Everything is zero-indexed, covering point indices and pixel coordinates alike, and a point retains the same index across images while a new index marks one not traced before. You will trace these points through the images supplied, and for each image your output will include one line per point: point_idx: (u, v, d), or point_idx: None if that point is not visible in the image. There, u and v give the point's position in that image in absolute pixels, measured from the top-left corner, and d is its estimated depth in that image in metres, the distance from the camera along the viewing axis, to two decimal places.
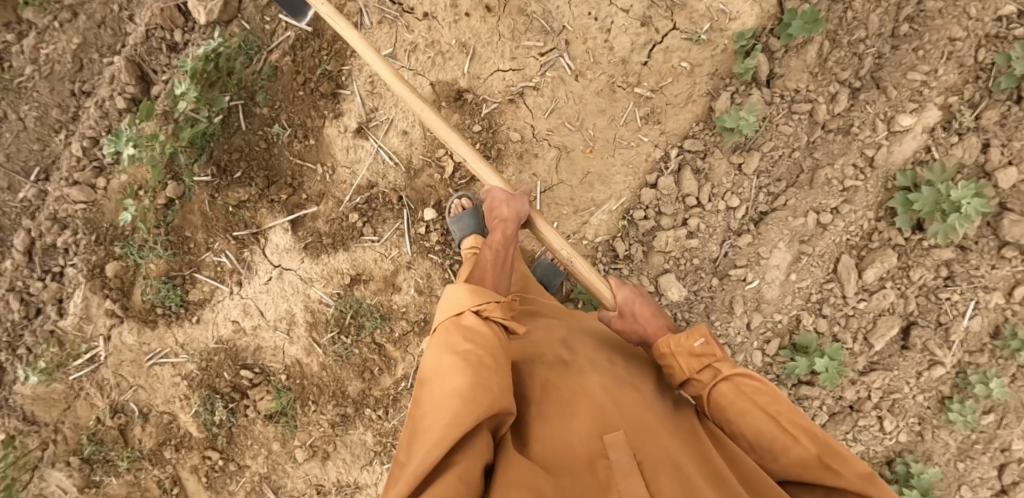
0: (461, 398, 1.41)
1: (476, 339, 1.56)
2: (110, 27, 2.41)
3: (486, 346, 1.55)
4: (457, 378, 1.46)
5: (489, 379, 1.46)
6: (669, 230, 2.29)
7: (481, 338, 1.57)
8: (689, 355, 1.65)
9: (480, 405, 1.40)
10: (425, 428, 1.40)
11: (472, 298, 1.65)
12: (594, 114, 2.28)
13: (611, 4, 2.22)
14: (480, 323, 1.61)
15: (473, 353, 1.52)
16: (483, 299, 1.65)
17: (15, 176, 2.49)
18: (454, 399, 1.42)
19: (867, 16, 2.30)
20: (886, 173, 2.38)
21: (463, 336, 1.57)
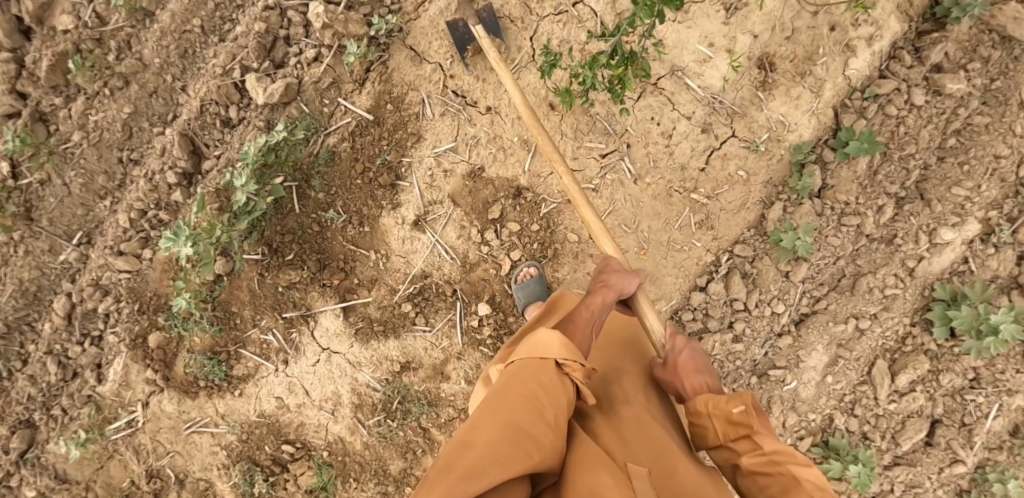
0: (516, 446, 1.35)
1: (549, 389, 1.49)
2: (162, 97, 2.35)
3: (556, 401, 1.47)
4: (518, 424, 1.40)
5: (547, 439, 1.40)
6: (716, 334, 2.34)
7: (553, 389, 1.50)
8: (726, 420, 1.57)
9: (530, 456, 1.35)
10: (467, 451, 1.33)
11: (562, 349, 1.57)
12: (651, 217, 2.32)
13: (673, 110, 2.28)
14: (559, 379, 1.53)
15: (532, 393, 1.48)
16: (571, 354, 1.57)
17: (58, 238, 2.44)
18: (511, 451, 1.34)
19: (918, 132, 2.36)
20: (924, 282, 2.46)
21: (540, 384, 1.49)
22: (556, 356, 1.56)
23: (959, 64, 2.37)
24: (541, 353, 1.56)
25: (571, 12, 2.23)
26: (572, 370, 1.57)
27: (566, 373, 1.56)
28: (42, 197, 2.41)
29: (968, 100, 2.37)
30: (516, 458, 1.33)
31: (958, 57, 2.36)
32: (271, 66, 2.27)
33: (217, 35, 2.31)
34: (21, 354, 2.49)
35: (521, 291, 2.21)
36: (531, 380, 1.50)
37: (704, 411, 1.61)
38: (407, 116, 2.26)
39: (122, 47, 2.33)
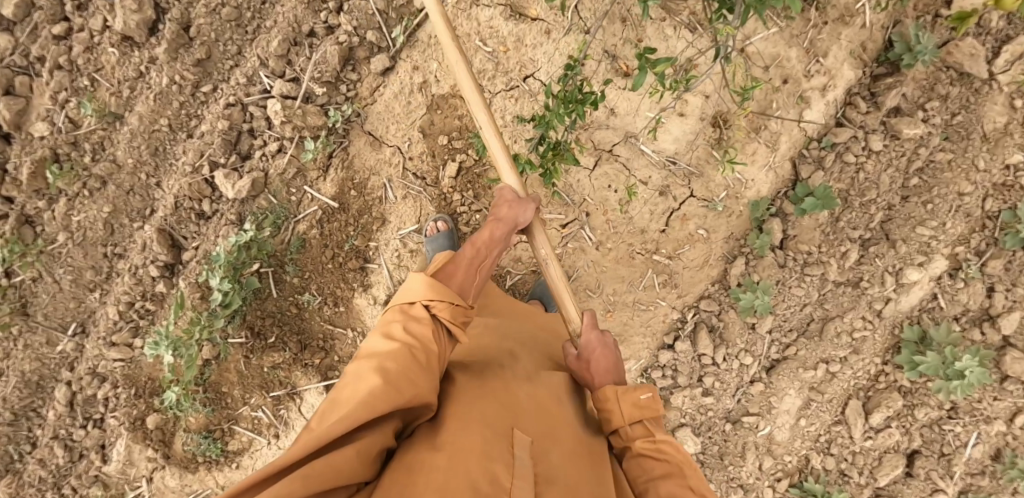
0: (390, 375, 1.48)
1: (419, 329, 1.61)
2: (138, 193, 2.44)
3: (423, 341, 1.57)
4: (385, 357, 1.51)
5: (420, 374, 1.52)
6: (685, 389, 2.41)
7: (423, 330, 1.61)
8: (633, 405, 1.71)
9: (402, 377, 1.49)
10: (347, 393, 1.45)
11: (429, 291, 1.67)
12: (615, 280, 2.38)
13: (630, 175, 2.32)
14: (428, 321, 1.63)
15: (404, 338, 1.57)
16: (438, 296, 1.66)
17: (54, 330, 2.54)
18: (386, 378, 1.46)
19: (878, 177, 2.37)
20: (895, 321, 2.47)
21: (412, 323, 1.62)
22: (421, 300, 1.66)
23: (918, 104, 2.36)
24: (411, 298, 1.67)
25: (522, 87, 2.32)
26: (440, 311, 1.66)
27: (433, 314, 1.66)
28: (35, 293, 2.51)
29: (927, 139, 2.36)
30: (386, 385, 1.45)
31: (916, 97, 2.36)
32: (238, 160, 2.36)
33: (185, 131, 2.40)
34: (30, 437, 2.59)
35: (431, 245, 2.27)
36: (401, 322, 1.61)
37: (611, 397, 1.73)
38: (371, 200, 2.36)
39: (97, 148, 2.42)
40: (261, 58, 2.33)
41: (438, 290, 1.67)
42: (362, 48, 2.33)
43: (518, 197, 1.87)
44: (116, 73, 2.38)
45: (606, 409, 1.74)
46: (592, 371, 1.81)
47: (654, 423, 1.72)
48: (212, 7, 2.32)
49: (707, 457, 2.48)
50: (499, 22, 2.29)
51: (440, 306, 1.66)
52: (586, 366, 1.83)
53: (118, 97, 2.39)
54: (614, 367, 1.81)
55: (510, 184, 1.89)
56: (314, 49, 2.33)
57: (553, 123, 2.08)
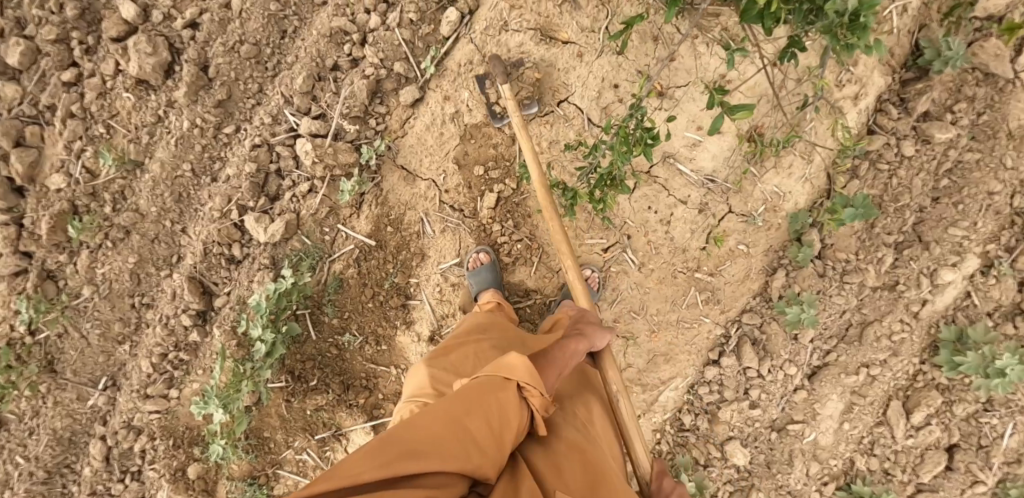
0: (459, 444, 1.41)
1: (502, 406, 1.52)
2: (164, 241, 2.36)
3: (505, 423, 1.50)
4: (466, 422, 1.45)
5: (489, 449, 1.44)
6: (733, 403, 2.43)
7: (508, 411, 1.52)
8: None
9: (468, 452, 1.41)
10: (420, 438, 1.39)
11: (527, 372, 1.59)
12: (659, 301, 2.39)
13: (669, 195, 2.33)
14: (516, 401, 1.55)
15: (487, 407, 1.50)
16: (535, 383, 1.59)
17: (84, 386, 2.46)
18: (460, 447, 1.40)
19: (911, 181, 2.39)
20: (931, 321, 2.49)
21: (499, 396, 1.54)
22: (517, 379, 1.57)
23: (945, 107, 2.37)
24: (507, 373, 1.59)
25: (557, 111, 2.30)
26: (530, 397, 1.59)
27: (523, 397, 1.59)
28: (62, 349, 2.43)
29: (956, 141, 2.37)
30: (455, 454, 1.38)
31: (944, 101, 2.37)
32: (267, 202, 2.30)
33: (209, 174, 2.32)
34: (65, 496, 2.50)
35: (474, 279, 2.25)
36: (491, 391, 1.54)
37: None
38: (408, 235, 2.32)
39: (118, 198, 2.34)
40: (286, 96, 2.26)
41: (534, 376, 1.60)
42: (389, 79, 2.27)
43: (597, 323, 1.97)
44: (133, 119, 2.29)
45: None
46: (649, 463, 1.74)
47: None
48: (230, 45, 2.24)
49: (755, 466, 2.49)
50: (530, 46, 2.25)
51: (532, 392, 1.59)
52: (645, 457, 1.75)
53: (136, 143, 2.30)
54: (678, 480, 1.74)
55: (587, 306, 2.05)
56: (339, 83, 2.27)
57: (618, 163, 2.00)
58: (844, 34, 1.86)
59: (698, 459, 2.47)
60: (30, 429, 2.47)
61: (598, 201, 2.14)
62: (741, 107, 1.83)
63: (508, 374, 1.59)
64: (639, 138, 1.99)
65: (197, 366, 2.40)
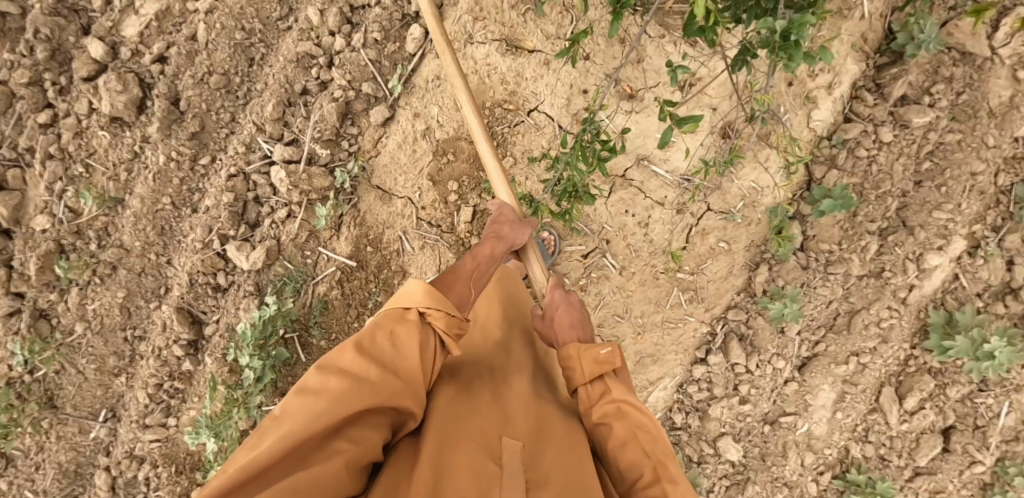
0: (363, 385, 1.38)
1: (405, 337, 1.50)
2: (151, 273, 2.40)
3: (409, 357, 1.48)
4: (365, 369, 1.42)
5: (399, 385, 1.43)
6: (722, 400, 2.44)
7: (407, 340, 1.50)
8: (593, 360, 1.68)
9: (373, 389, 1.39)
10: (322, 392, 1.36)
11: (423, 297, 1.57)
12: (642, 302, 2.41)
13: (645, 198, 2.34)
14: (419, 328, 1.53)
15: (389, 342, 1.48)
16: (434, 303, 1.57)
17: (85, 419, 2.51)
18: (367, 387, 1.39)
19: (891, 167, 2.37)
20: (919, 305, 2.45)
21: (398, 328, 1.51)
22: (417, 306, 1.56)
23: (923, 89, 2.34)
24: (404, 304, 1.57)
25: (527, 121, 2.29)
26: (435, 320, 1.56)
27: (428, 322, 1.56)
28: (60, 385, 2.47)
29: (935, 124, 2.33)
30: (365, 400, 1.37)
31: (921, 82, 2.34)
32: (248, 229, 2.32)
33: (188, 206, 2.35)
34: None
35: None
36: (389, 328, 1.51)
37: (572, 356, 1.70)
38: (389, 254, 2.34)
39: (102, 234, 2.37)
40: (257, 123, 2.27)
41: (431, 295, 1.58)
42: (359, 100, 2.28)
43: (517, 220, 1.93)
44: (110, 156, 2.31)
45: (568, 367, 1.71)
46: (556, 325, 1.84)
47: (617, 377, 1.68)
48: (199, 77, 2.25)
49: (750, 460, 2.50)
50: (496, 57, 2.25)
51: (435, 315, 1.56)
52: (550, 322, 1.86)
53: (115, 180, 2.33)
54: (579, 322, 1.82)
55: (506, 202, 1.96)
56: (309, 108, 2.28)
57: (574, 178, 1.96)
58: (773, 53, 1.76)
59: (691, 457, 2.49)
60: (36, 464, 2.51)
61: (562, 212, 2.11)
62: (687, 122, 1.67)
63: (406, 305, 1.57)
64: (595, 152, 1.95)
65: (191, 393, 2.44)
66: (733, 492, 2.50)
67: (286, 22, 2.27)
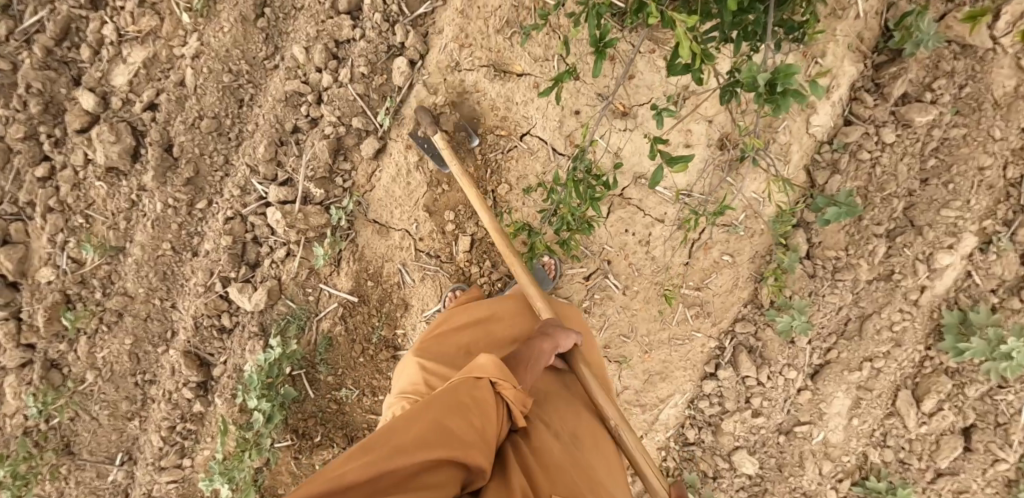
0: (441, 437, 1.40)
1: (480, 402, 1.53)
2: (157, 318, 2.42)
3: (482, 421, 1.49)
4: (441, 423, 1.44)
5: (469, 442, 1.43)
6: (734, 414, 2.41)
7: (487, 405, 1.53)
8: None
9: (450, 441, 1.40)
10: (400, 436, 1.39)
11: (498, 368, 1.59)
12: (647, 321, 2.39)
13: (644, 216, 2.31)
14: (491, 398, 1.56)
15: (461, 404, 1.50)
16: (505, 376, 1.59)
17: (102, 464, 2.53)
18: (441, 439, 1.40)
19: (895, 168, 2.32)
20: (932, 305, 2.38)
21: (473, 394, 1.53)
22: (489, 376, 1.57)
23: (924, 85, 2.27)
24: (478, 371, 1.59)
25: (521, 146, 2.27)
26: (504, 390, 1.59)
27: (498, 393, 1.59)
28: (75, 431, 2.49)
29: (939, 120, 2.27)
30: (440, 448, 1.38)
31: (921, 78, 2.27)
32: (249, 270, 2.33)
33: (189, 250, 2.36)
34: None
35: None
36: (463, 392, 1.53)
37: None
38: (390, 286, 2.34)
39: (106, 283, 2.39)
40: (250, 165, 2.27)
41: (504, 369, 1.60)
42: (350, 135, 2.27)
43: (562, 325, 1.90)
44: (109, 205, 2.33)
45: None
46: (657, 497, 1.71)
47: None
48: (190, 122, 2.26)
49: (766, 471, 2.47)
50: (484, 83, 2.22)
51: (505, 384, 1.59)
52: None
53: (115, 228, 2.34)
54: None
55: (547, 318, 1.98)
56: (301, 146, 2.28)
57: (569, 214, 1.98)
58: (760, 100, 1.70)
59: (706, 472, 2.47)
60: None
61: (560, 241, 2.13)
62: (677, 163, 1.63)
63: (478, 373, 1.58)
64: (590, 186, 1.96)
65: (203, 434, 2.45)
66: None
67: (272, 61, 2.27)
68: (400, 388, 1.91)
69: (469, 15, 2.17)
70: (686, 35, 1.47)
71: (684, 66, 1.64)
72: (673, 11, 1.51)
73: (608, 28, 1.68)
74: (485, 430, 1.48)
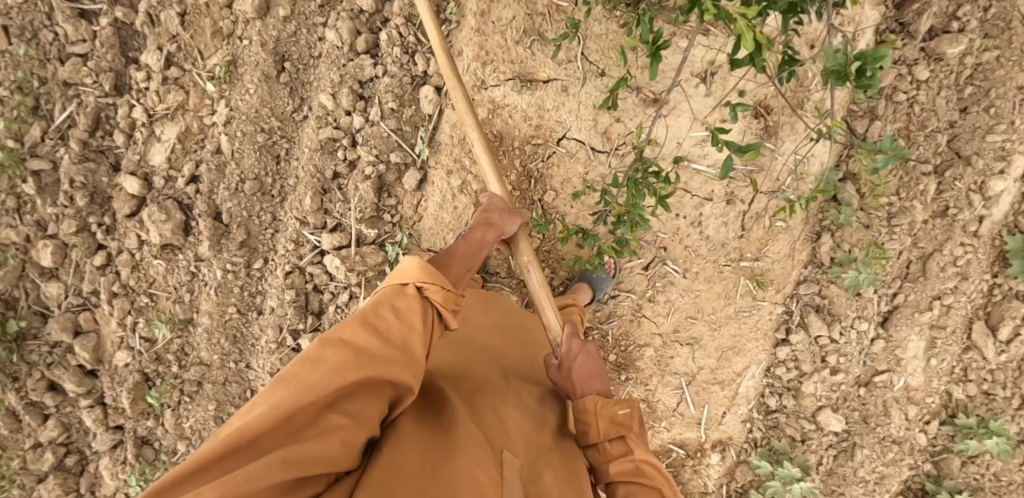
0: (364, 362, 1.33)
1: (406, 313, 1.45)
2: (234, 380, 2.45)
3: (409, 332, 1.43)
4: (361, 341, 1.36)
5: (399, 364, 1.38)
6: (813, 375, 2.42)
7: (409, 315, 1.45)
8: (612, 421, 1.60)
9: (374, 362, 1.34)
10: (316, 361, 1.30)
11: (422, 272, 1.51)
12: (712, 299, 2.41)
13: (692, 198, 2.33)
14: (417, 304, 1.48)
15: (379, 319, 1.42)
16: (431, 279, 1.51)
17: None
18: (364, 360, 1.33)
19: (934, 102, 2.29)
20: (992, 234, 2.35)
21: (394, 305, 1.45)
22: (415, 282, 1.49)
23: (948, 15, 2.26)
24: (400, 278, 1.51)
25: (559, 151, 2.27)
26: (432, 295, 1.51)
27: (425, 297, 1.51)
28: None
29: (970, 47, 2.25)
30: (364, 371, 1.32)
31: (945, 9, 2.26)
32: (315, 319, 2.36)
33: (254, 310, 2.40)
34: None
35: None
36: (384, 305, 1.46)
37: (591, 408, 1.62)
38: None
39: (181, 355, 2.44)
40: (300, 218, 2.31)
41: (428, 272, 1.51)
42: (390, 171, 2.30)
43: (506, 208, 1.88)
44: (170, 280, 2.37)
45: (583, 421, 1.62)
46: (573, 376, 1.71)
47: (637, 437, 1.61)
48: (233, 187, 2.30)
49: (853, 426, 2.44)
50: (513, 97, 2.24)
51: (434, 289, 1.50)
52: (568, 377, 1.71)
53: (180, 302, 2.39)
54: (596, 375, 1.71)
55: (497, 194, 1.91)
56: (344, 190, 2.30)
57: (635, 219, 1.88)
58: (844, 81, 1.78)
59: (794, 436, 2.46)
60: None
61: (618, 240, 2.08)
62: (748, 151, 1.59)
63: (401, 281, 1.50)
64: (651, 185, 1.87)
65: None
66: (842, 460, 2.45)
67: (301, 112, 2.31)
68: None
69: (486, 33, 2.19)
70: (746, 26, 1.47)
71: (747, 56, 1.58)
72: (729, 5, 1.53)
73: (659, 29, 1.61)
74: (411, 346, 1.42)
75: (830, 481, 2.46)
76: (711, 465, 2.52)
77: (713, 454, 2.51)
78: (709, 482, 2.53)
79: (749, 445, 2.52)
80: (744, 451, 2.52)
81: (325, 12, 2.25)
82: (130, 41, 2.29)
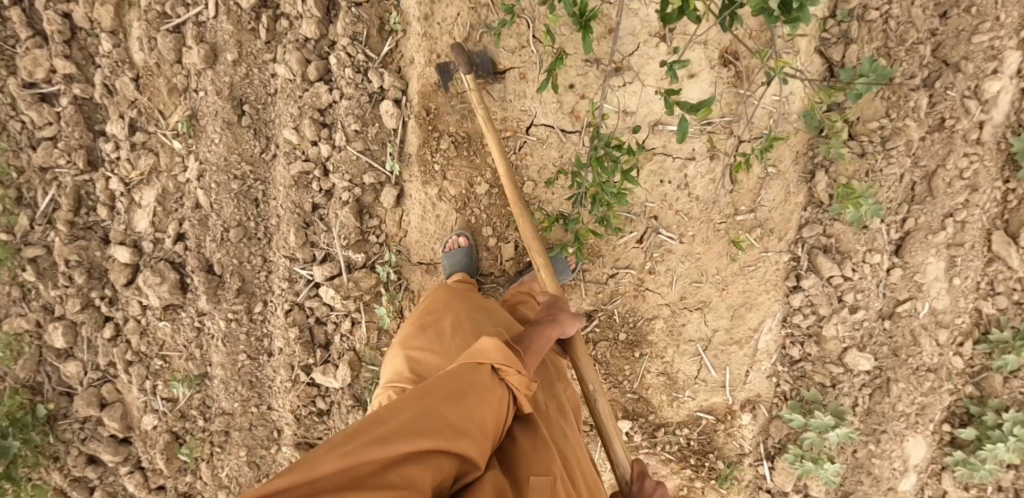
0: (431, 435, 1.32)
1: (478, 389, 1.46)
2: (257, 424, 2.48)
3: (485, 414, 1.43)
4: (436, 409, 1.38)
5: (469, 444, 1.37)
6: (832, 317, 2.34)
7: (485, 393, 1.46)
8: None
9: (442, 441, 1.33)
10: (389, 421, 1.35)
11: (502, 353, 1.52)
12: (713, 260, 2.36)
13: (673, 163, 2.29)
14: (494, 382, 1.50)
15: (453, 388, 1.44)
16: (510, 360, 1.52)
17: None
18: (433, 432, 1.34)
19: (909, 14, 2.17)
20: (997, 138, 2.21)
21: (471, 379, 1.47)
22: (492, 361, 1.51)
23: None
24: (480, 356, 1.52)
25: (530, 139, 2.23)
26: (509, 376, 1.52)
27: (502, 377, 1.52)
28: None
29: None
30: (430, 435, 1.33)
31: None
32: (323, 352, 2.38)
33: (264, 353, 2.42)
34: None
35: (449, 260, 2.22)
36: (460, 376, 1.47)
37: None
38: None
39: (203, 409, 2.47)
40: (288, 255, 2.32)
41: (508, 355, 1.52)
42: (367, 193, 2.28)
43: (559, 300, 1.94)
44: (178, 339, 2.41)
45: None
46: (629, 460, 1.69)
47: None
48: (219, 237, 2.32)
49: (884, 361, 2.35)
50: None
51: (509, 369, 1.52)
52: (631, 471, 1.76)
53: (192, 359, 2.42)
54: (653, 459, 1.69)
55: (547, 281, 2.00)
56: (326, 219, 2.30)
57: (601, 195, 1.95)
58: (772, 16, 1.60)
59: (824, 383, 2.39)
60: None
61: (599, 220, 2.10)
62: (698, 110, 1.64)
63: (482, 359, 1.51)
64: (613, 157, 1.92)
65: None
66: (879, 398, 2.36)
67: (269, 151, 2.31)
68: (387, 378, 1.83)
69: (432, 35, 2.15)
70: None
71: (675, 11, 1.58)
72: None
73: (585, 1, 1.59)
74: (485, 429, 1.42)
75: (870, 421, 2.37)
76: (744, 426, 2.47)
77: (744, 414, 2.46)
78: (744, 443, 2.48)
79: (779, 399, 2.45)
80: (776, 406, 2.45)
81: (272, 48, 2.25)
82: (94, 114, 2.32)
